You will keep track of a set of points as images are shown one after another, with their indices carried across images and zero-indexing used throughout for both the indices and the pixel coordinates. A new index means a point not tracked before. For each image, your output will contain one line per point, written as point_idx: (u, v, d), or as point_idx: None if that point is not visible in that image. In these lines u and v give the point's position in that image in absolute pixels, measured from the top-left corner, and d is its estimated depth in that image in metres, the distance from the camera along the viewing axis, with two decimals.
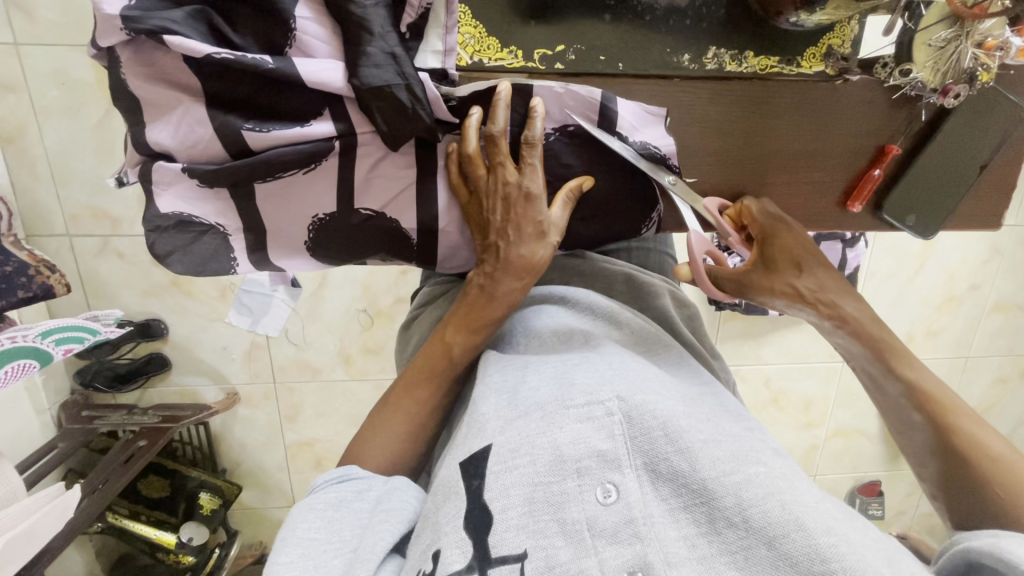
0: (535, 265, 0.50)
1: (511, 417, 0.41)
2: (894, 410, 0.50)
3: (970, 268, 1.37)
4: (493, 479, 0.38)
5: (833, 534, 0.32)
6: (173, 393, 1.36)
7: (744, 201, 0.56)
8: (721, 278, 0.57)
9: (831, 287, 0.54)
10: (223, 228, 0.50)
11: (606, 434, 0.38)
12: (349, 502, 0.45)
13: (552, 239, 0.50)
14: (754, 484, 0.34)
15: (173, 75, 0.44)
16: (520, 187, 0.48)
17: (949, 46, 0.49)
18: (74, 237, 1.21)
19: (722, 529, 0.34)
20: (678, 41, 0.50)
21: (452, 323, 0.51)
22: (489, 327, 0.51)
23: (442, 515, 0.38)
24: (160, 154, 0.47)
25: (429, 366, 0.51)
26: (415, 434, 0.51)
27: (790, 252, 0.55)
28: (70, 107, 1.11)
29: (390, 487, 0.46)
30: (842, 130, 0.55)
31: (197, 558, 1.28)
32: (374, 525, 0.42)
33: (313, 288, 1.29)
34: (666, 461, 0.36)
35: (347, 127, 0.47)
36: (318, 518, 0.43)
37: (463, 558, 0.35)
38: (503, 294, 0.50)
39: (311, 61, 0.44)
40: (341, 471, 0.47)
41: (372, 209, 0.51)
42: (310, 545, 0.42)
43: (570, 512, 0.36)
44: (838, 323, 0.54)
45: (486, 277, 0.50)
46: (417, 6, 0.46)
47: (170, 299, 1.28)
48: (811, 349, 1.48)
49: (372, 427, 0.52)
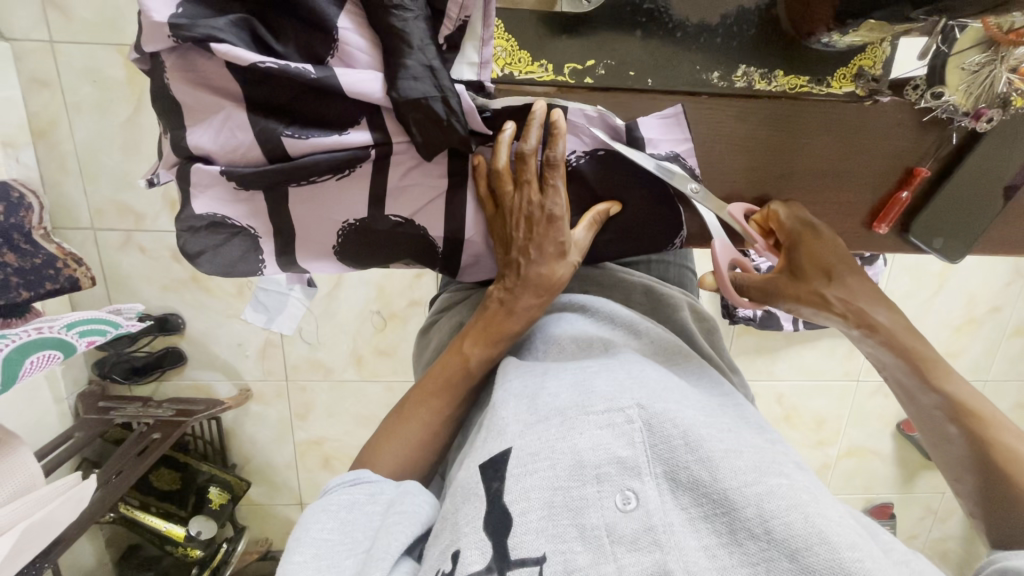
0: (554, 283, 0.50)
1: (531, 421, 0.41)
2: (928, 422, 0.50)
3: (991, 291, 1.35)
4: (513, 481, 0.38)
5: (857, 550, 0.32)
6: (188, 386, 1.38)
7: (771, 206, 0.55)
8: (747, 286, 0.56)
9: (860, 294, 0.53)
10: (254, 231, 0.51)
11: (627, 441, 0.38)
12: (363, 504, 0.45)
13: (574, 262, 0.51)
14: (777, 496, 0.34)
15: (215, 80, 0.45)
16: (544, 208, 0.48)
17: (983, 69, 0.49)
18: (99, 231, 1.23)
19: (743, 540, 0.34)
20: (709, 58, 0.51)
21: (472, 338, 0.52)
22: (506, 341, 0.52)
23: (461, 517, 0.39)
24: (197, 157, 0.48)
25: (444, 375, 0.52)
26: (431, 441, 0.51)
27: (819, 260, 0.54)
28: (100, 103, 1.13)
29: (404, 490, 0.46)
30: (869, 154, 0.55)
31: (204, 552, 1.30)
32: (388, 527, 0.42)
33: (328, 289, 1.30)
34: (687, 470, 0.36)
35: (382, 136, 0.48)
36: (331, 519, 0.43)
37: (483, 559, 0.35)
38: (521, 311, 0.51)
39: (352, 71, 0.45)
40: (356, 473, 0.47)
41: (401, 216, 0.51)
42: (323, 545, 0.41)
43: (590, 517, 0.36)
44: (867, 331, 0.53)
45: (507, 292, 0.51)
46: (455, 19, 0.46)
47: (189, 294, 1.30)
48: (826, 367, 1.46)
49: (388, 433, 0.52)
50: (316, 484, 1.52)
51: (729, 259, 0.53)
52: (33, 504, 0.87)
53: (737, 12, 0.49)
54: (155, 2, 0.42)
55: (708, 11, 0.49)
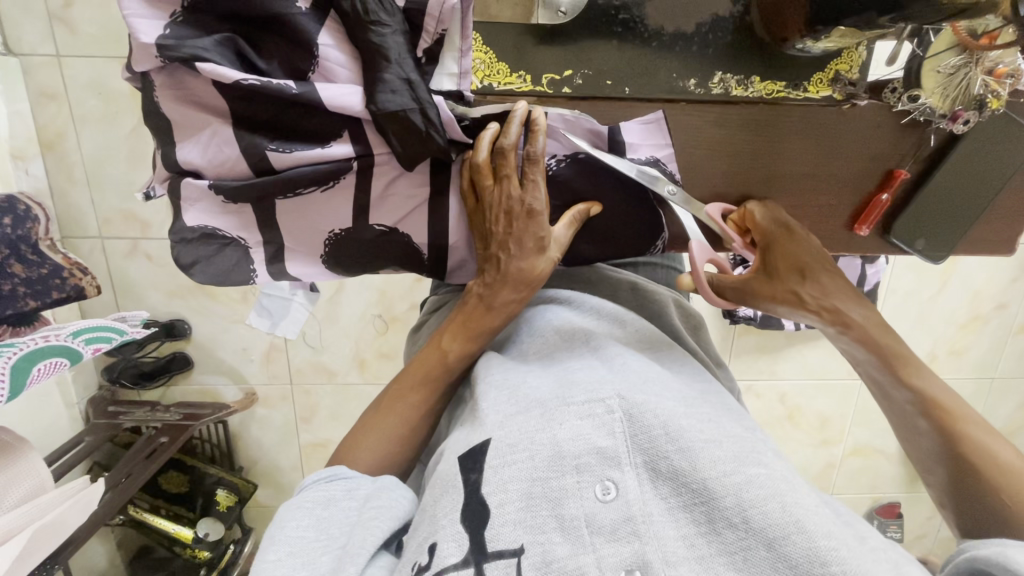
0: (534, 277, 0.52)
1: (511, 413, 0.42)
2: (902, 418, 0.50)
3: (995, 287, 1.34)
4: (492, 472, 0.38)
5: (833, 538, 0.32)
6: (194, 391, 1.41)
7: (747, 205, 0.55)
8: (723, 287, 0.57)
9: (834, 292, 0.53)
10: (244, 241, 0.52)
11: (607, 432, 0.38)
12: (338, 500, 0.46)
13: (552, 257, 0.52)
14: (755, 485, 0.34)
15: (203, 97, 0.47)
16: (522, 202, 0.49)
17: (958, 72, 0.49)
18: (106, 239, 1.26)
19: (722, 529, 0.34)
20: (685, 66, 0.51)
21: (451, 333, 0.53)
22: (485, 334, 0.53)
23: (440, 509, 0.39)
24: (188, 171, 0.50)
25: (424, 366, 0.53)
26: (407, 437, 0.53)
27: (792, 258, 0.54)
28: (106, 115, 1.16)
29: (380, 484, 0.47)
30: (848, 156, 0.56)
31: (212, 553, 1.31)
32: (364, 522, 0.43)
33: (330, 294, 1.32)
34: (666, 460, 0.37)
35: (365, 148, 0.49)
36: (307, 516, 0.45)
37: (459, 551, 0.36)
38: (500, 304, 0.52)
39: (332, 86, 0.46)
40: (331, 470, 0.49)
41: (386, 225, 0.53)
42: (298, 543, 0.43)
43: (569, 508, 0.36)
44: (841, 327, 0.53)
45: (486, 285, 0.52)
46: (433, 32, 0.47)
47: (195, 300, 1.32)
48: (829, 366, 1.46)
49: (366, 429, 0.53)
50: None
51: (706, 260, 0.54)
52: (44, 507, 0.90)
53: (711, 20, 0.50)
54: (144, 25, 0.44)
55: (683, 20, 0.50)
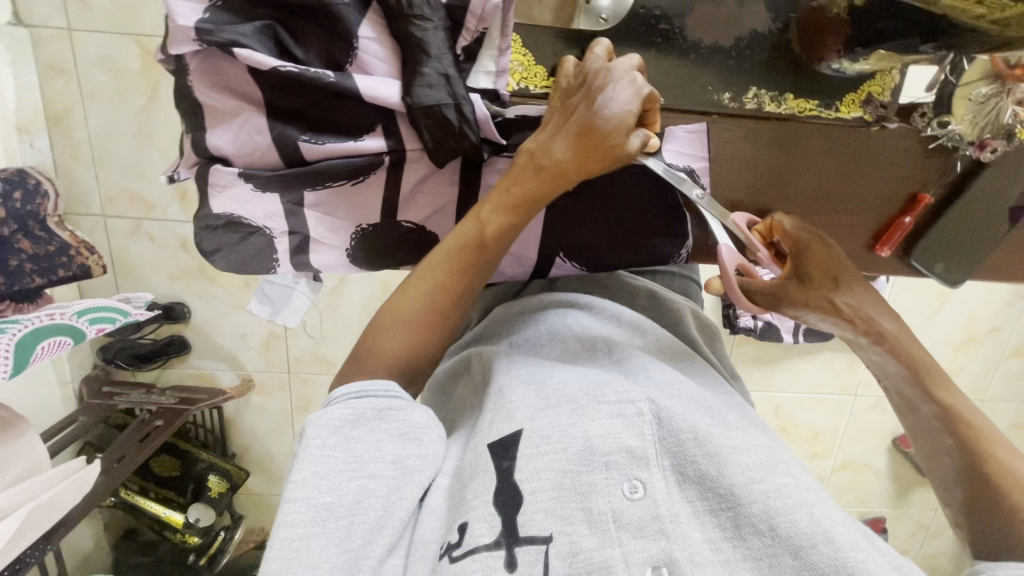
0: (599, 150, 0.42)
1: (542, 406, 0.41)
2: (924, 434, 0.49)
3: (990, 311, 1.36)
4: (525, 461, 0.38)
5: (861, 550, 0.33)
6: (190, 375, 1.40)
7: (773, 218, 0.54)
8: (755, 291, 0.53)
9: (868, 303, 0.53)
10: (269, 231, 0.51)
11: (636, 432, 0.38)
12: (368, 421, 0.39)
13: (631, 151, 0.42)
14: (783, 494, 0.35)
15: (236, 83, 0.46)
16: (619, 65, 0.42)
17: (989, 101, 0.52)
18: (108, 218, 1.25)
19: (747, 535, 0.35)
20: (721, 80, 0.51)
21: (495, 199, 0.44)
22: (530, 212, 0.44)
23: (469, 491, 0.39)
24: (217, 158, 0.49)
25: (457, 253, 0.44)
26: (437, 327, 0.45)
27: (824, 267, 0.54)
28: (116, 92, 1.15)
29: (417, 414, 0.41)
30: (873, 177, 0.56)
31: (202, 539, 1.32)
32: (404, 463, 0.39)
33: (333, 285, 1.31)
34: (693, 464, 0.37)
35: (397, 144, 0.49)
36: (334, 436, 0.38)
37: (491, 532, 0.36)
38: (557, 162, 0.42)
39: (369, 78, 0.46)
40: (361, 383, 0.41)
41: (414, 222, 0.53)
42: (325, 463, 0.37)
43: (597, 503, 0.36)
44: (875, 339, 0.52)
45: (547, 137, 0.43)
46: (473, 30, 0.47)
47: (196, 284, 1.31)
48: (823, 379, 1.47)
49: (381, 327, 0.45)
50: None
51: (736, 265, 0.50)
52: (39, 487, 0.89)
53: (749, 35, 0.50)
54: (183, 6, 0.43)
55: (722, 33, 0.50)
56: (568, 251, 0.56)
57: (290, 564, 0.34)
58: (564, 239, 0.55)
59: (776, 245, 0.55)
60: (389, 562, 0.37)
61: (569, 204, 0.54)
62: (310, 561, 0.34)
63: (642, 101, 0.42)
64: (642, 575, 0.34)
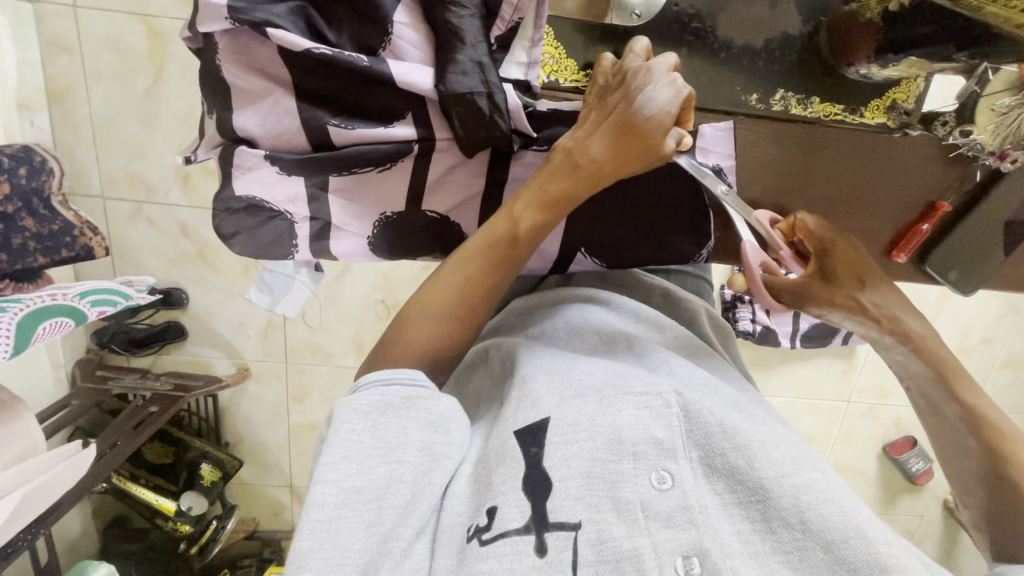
0: (637, 152, 0.43)
1: (567, 396, 0.41)
2: (947, 435, 0.49)
3: (983, 322, 1.38)
4: (553, 448, 0.38)
5: (891, 545, 0.33)
6: (186, 362, 1.38)
7: (796, 216, 0.55)
8: (778, 289, 0.53)
9: (893, 303, 0.54)
10: (291, 215, 0.51)
11: (664, 424, 0.38)
12: (397, 409, 0.39)
13: (667, 152, 0.44)
14: (813, 489, 0.35)
15: (265, 64, 0.46)
16: (658, 65, 0.42)
17: (1011, 111, 0.51)
18: (108, 200, 1.23)
19: (777, 528, 0.35)
20: (749, 81, 0.52)
21: (530, 195, 0.44)
22: (565, 208, 0.45)
23: (496, 476, 0.38)
24: (242, 139, 0.49)
25: (492, 244, 0.44)
26: (465, 318, 0.44)
27: (850, 267, 0.54)
28: (120, 72, 1.13)
29: (443, 404, 0.42)
30: (892, 184, 0.57)
31: (193, 528, 1.31)
32: (432, 451, 0.40)
33: (335, 275, 1.30)
34: (722, 457, 0.37)
35: (426, 132, 0.48)
36: (363, 421, 0.38)
37: (521, 518, 0.35)
38: (594, 161, 0.44)
39: (402, 63, 0.45)
40: (389, 371, 0.41)
41: (438, 212, 0.52)
42: (354, 448, 0.37)
43: (625, 492, 0.36)
44: (901, 338, 0.53)
45: (585, 136, 0.44)
46: (508, 20, 0.46)
47: (196, 270, 1.30)
48: (819, 385, 1.48)
49: (408, 318, 0.44)
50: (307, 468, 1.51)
51: (760, 261, 0.51)
52: (34, 470, 0.87)
53: (779, 38, 0.50)
54: None
55: (753, 34, 0.50)
56: (590, 246, 0.56)
57: (320, 546, 0.34)
58: (588, 233, 0.55)
59: (798, 244, 0.56)
60: (417, 546, 0.37)
61: (593, 199, 0.54)
62: (340, 543, 0.34)
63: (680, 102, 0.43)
64: (672, 564, 0.34)
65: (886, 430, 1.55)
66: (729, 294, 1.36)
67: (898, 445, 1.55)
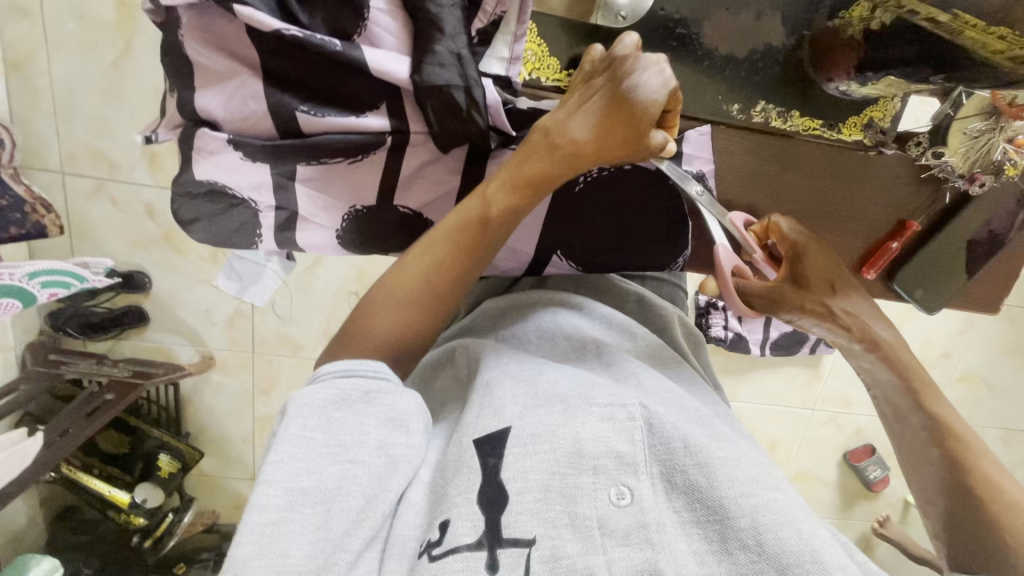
0: (617, 140, 0.41)
1: (530, 405, 0.40)
2: (911, 444, 0.48)
3: (943, 337, 1.42)
4: (512, 459, 0.37)
5: (848, 572, 0.32)
6: (147, 348, 1.33)
7: (771, 218, 0.54)
8: (750, 293, 0.52)
9: (863, 309, 0.52)
10: (254, 204, 0.48)
11: (626, 437, 0.37)
12: (354, 403, 0.38)
13: (650, 145, 0.41)
14: (772, 510, 0.34)
15: (231, 43, 0.43)
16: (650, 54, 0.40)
17: (982, 137, 0.52)
18: (67, 175, 1.17)
19: (733, 550, 0.34)
20: (732, 91, 0.51)
21: (505, 175, 0.43)
22: (539, 192, 0.43)
23: (452, 487, 0.37)
24: (204, 121, 0.46)
25: (461, 226, 0.43)
26: (430, 308, 0.43)
27: (823, 271, 0.52)
28: (85, 42, 1.08)
29: (405, 400, 0.40)
30: (865, 202, 0.58)
31: (148, 520, 1.26)
32: (391, 454, 0.37)
33: (307, 265, 1.26)
34: (683, 473, 0.36)
35: (401, 124, 0.46)
36: (316, 415, 0.36)
37: (475, 532, 0.34)
38: (573, 142, 0.41)
39: (377, 51, 0.43)
40: (349, 361, 0.39)
41: (411, 208, 0.50)
42: (305, 444, 0.35)
43: (582, 507, 0.35)
44: (870, 346, 0.51)
45: (565, 115, 0.42)
46: (490, 13, 0.45)
47: (160, 253, 1.24)
48: (785, 392, 1.52)
49: (374, 303, 0.43)
50: None
51: (733, 265, 0.52)
52: None
53: (763, 50, 0.50)
54: None
55: (738, 44, 0.50)
56: (566, 249, 0.55)
57: (260, 551, 0.32)
58: (564, 236, 0.54)
59: (772, 248, 0.55)
60: (366, 556, 0.35)
61: (570, 202, 0.53)
62: (281, 549, 0.32)
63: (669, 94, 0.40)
64: None
65: (847, 437, 1.59)
66: (703, 301, 1.37)
67: (857, 453, 1.59)
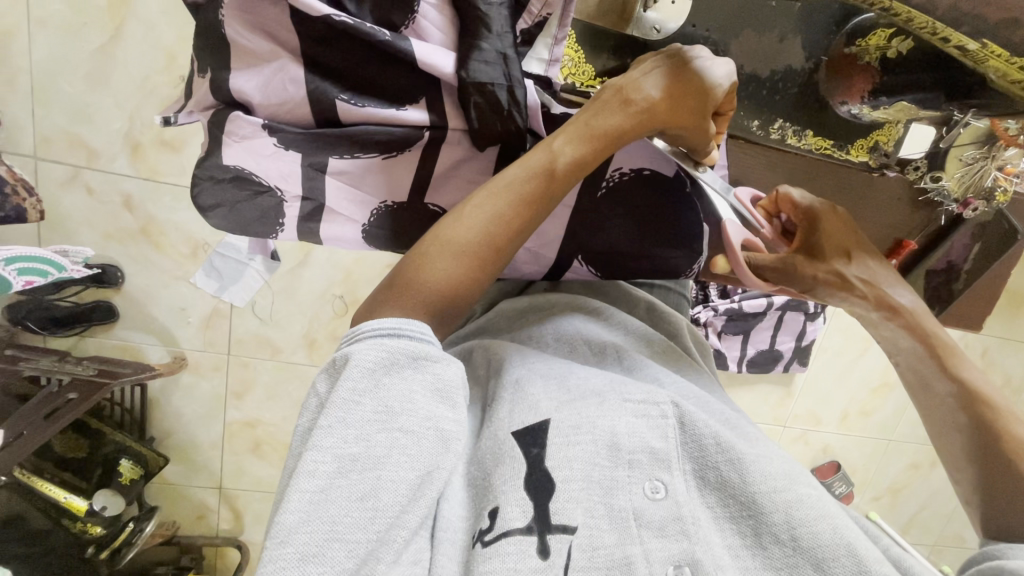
0: (685, 114, 0.44)
1: (565, 399, 0.41)
2: (939, 413, 0.50)
3: None
4: (555, 449, 0.38)
5: (884, 564, 0.34)
6: (114, 347, 1.25)
7: (778, 190, 0.56)
8: (760, 266, 0.54)
9: (877, 274, 0.55)
10: (281, 193, 0.47)
11: (660, 434, 0.39)
12: (401, 368, 0.36)
13: (708, 127, 0.45)
14: (806, 505, 0.36)
15: (273, 28, 0.43)
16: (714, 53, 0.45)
17: (976, 163, 0.59)
18: (41, 161, 1.11)
19: (768, 544, 0.36)
20: (755, 110, 0.55)
21: (576, 128, 0.43)
22: (608, 147, 0.43)
23: (496, 477, 0.37)
24: (238, 105, 0.45)
25: (521, 179, 0.42)
26: (488, 262, 0.42)
27: (835, 240, 0.55)
28: (72, 25, 1.04)
29: (450, 370, 0.39)
30: (869, 221, 0.63)
31: (105, 530, 1.15)
32: (441, 429, 0.36)
33: (293, 264, 1.23)
34: (715, 469, 0.38)
35: (439, 119, 0.47)
36: (364, 378, 0.35)
37: (524, 518, 0.35)
38: (646, 101, 0.43)
39: (424, 45, 0.44)
40: (396, 321, 0.38)
41: (440, 206, 0.51)
42: (354, 407, 0.34)
43: (619, 499, 0.37)
44: (888, 313, 0.54)
45: (639, 74, 0.43)
46: (536, 14, 0.45)
47: (136, 247, 1.19)
48: (760, 410, 1.55)
49: (425, 254, 0.41)
50: (240, 471, 1.39)
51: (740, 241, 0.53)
52: None
53: (783, 71, 0.53)
54: None
55: (762, 63, 0.52)
56: (586, 254, 0.56)
57: (306, 518, 0.31)
58: (587, 240, 0.55)
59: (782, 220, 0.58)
60: (414, 543, 0.35)
61: (592, 206, 0.54)
62: (329, 517, 0.32)
63: (730, 86, 0.45)
64: (664, 573, 0.35)
65: (814, 454, 1.62)
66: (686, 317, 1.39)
67: (824, 470, 1.61)
